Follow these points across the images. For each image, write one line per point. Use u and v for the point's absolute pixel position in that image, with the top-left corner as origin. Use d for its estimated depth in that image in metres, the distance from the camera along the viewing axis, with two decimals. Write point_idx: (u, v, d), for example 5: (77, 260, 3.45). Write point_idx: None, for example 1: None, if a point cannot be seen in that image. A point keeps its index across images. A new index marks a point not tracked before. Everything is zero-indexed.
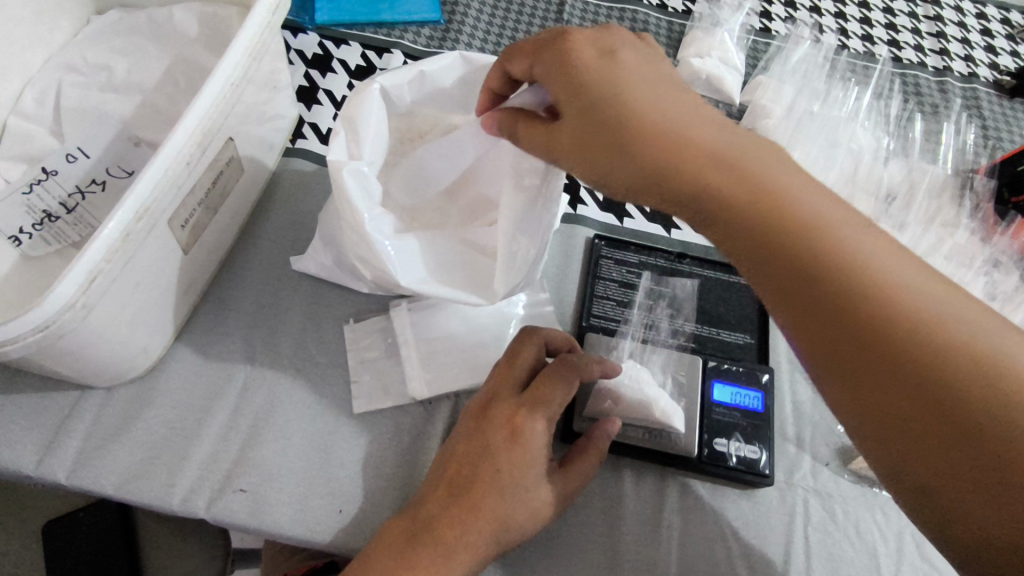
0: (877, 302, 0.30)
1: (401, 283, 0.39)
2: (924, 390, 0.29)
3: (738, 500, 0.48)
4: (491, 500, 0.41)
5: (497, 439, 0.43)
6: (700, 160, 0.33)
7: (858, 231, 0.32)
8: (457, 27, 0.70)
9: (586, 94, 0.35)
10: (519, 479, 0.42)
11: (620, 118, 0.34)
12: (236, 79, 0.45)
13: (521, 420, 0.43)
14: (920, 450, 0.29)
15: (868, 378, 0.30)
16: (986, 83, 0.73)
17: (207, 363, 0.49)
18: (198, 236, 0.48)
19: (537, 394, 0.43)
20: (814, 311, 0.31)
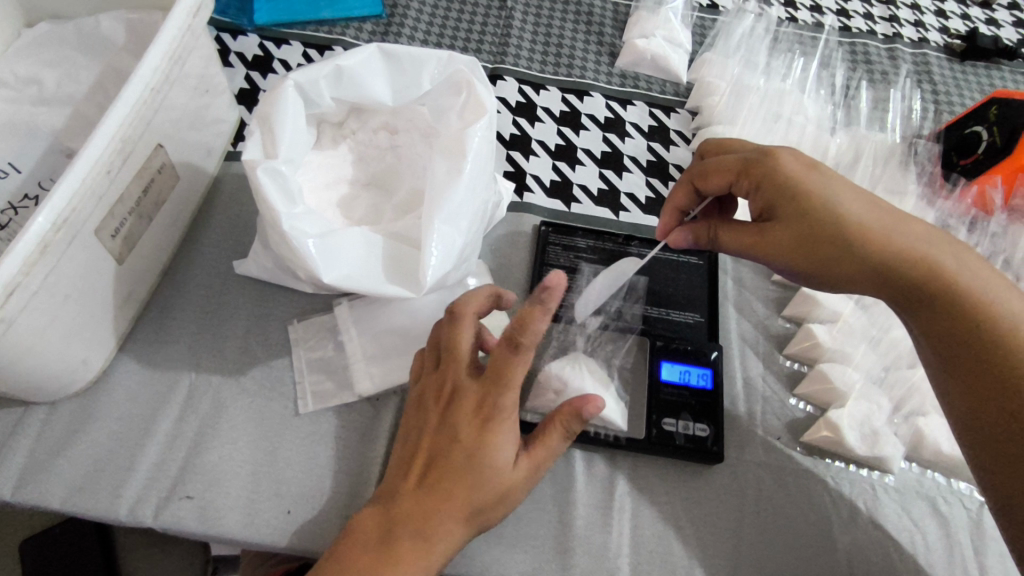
0: (969, 310, 0.39)
1: (324, 279, 0.38)
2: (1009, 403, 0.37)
3: (688, 478, 0.48)
4: (467, 488, 0.40)
5: (463, 427, 0.41)
6: (878, 236, 0.40)
7: (945, 253, 0.40)
8: (399, 20, 0.69)
9: (794, 197, 0.42)
10: (492, 464, 0.40)
11: (852, 227, 0.41)
12: (156, 84, 0.44)
13: (485, 404, 0.41)
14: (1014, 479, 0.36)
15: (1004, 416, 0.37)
16: (937, 48, 0.73)
17: (152, 372, 0.49)
18: (134, 245, 0.48)
19: (495, 372, 0.41)
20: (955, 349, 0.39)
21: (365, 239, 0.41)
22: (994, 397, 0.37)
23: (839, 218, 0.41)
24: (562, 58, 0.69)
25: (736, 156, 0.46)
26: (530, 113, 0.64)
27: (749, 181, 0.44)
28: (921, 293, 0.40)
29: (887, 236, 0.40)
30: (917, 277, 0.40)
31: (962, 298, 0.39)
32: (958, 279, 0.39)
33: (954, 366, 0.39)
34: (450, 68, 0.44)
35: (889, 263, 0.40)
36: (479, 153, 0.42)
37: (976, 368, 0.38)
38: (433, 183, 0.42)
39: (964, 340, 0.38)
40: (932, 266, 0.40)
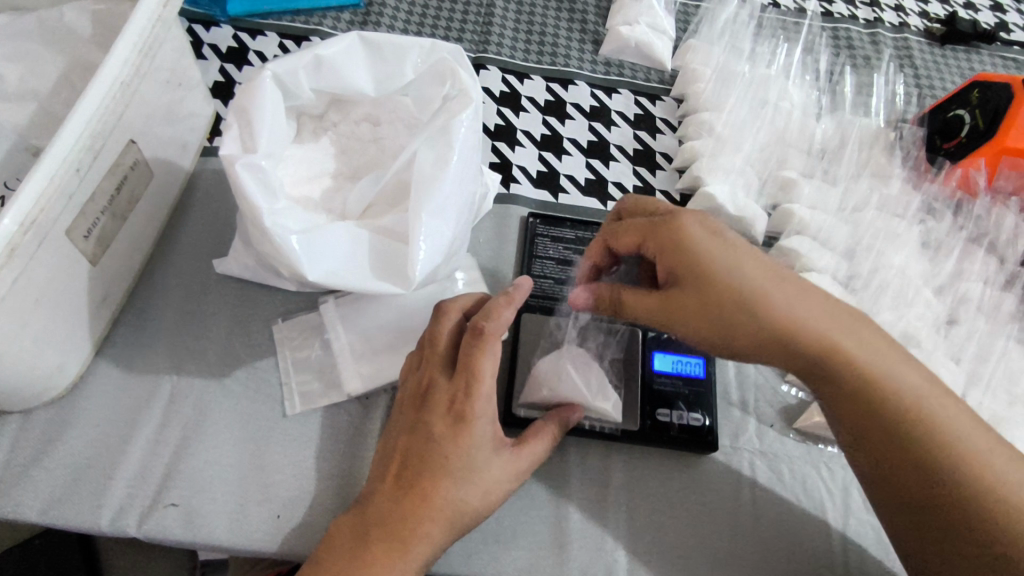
0: (947, 456, 0.37)
1: (310, 277, 0.37)
2: (914, 467, 0.37)
3: (683, 468, 0.48)
4: (443, 486, 0.39)
5: (436, 424, 0.40)
6: (771, 305, 0.39)
7: (847, 334, 0.39)
8: (378, 9, 0.67)
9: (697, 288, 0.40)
10: (466, 461, 0.40)
11: (749, 292, 0.39)
12: (126, 77, 0.43)
13: (460, 402, 0.41)
14: (910, 516, 0.38)
15: (917, 492, 0.37)
16: (917, 32, 0.73)
17: (131, 377, 0.48)
18: (108, 245, 0.46)
19: (466, 371, 0.41)
20: (870, 434, 0.39)
21: (351, 235, 0.40)
22: (912, 507, 0.38)
23: (733, 285, 0.39)
24: (545, 45, 0.68)
25: (637, 219, 0.44)
26: (515, 103, 0.63)
27: (654, 243, 0.42)
28: (829, 376, 0.39)
29: (788, 310, 0.39)
30: (833, 355, 0.38)
31: (915, 422, 0.38)
32: (913, 406, 0.38)
33: (860, 446, 0.40)
34: (434, 56, 0.43)
35: (816, 353, 0.38)
36: (465, 144, 0.41)
37: (900, 456, 0.38)
38: (418, 176, 0.40)
39: (898, 436, 0.38)
40: (870, 380, 0.38)
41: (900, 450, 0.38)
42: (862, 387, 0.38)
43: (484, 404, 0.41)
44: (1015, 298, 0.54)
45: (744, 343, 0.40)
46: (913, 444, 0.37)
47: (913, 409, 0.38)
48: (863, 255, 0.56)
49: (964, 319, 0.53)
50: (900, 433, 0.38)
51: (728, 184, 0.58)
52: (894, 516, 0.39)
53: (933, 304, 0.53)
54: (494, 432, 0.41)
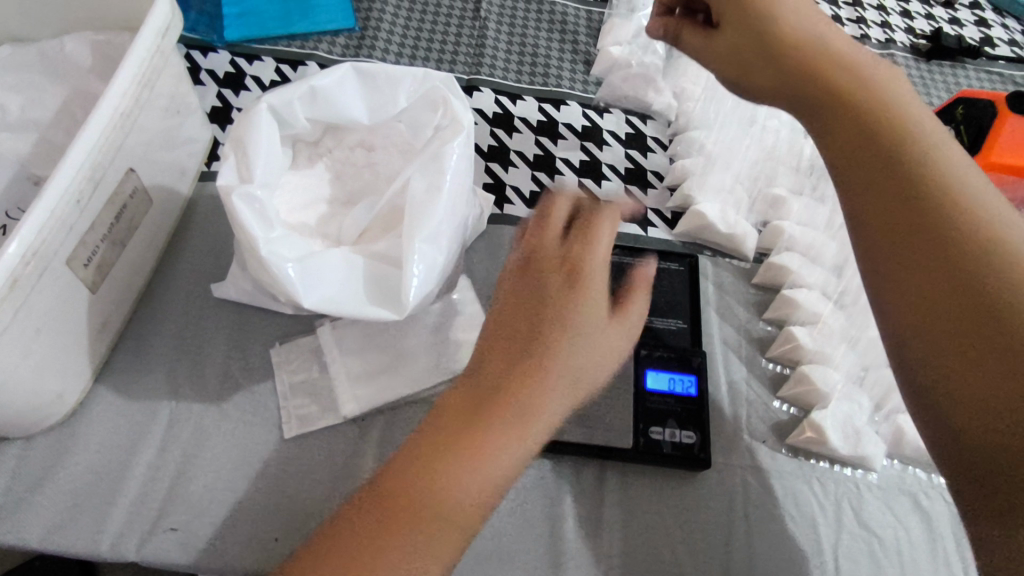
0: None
1: (305, 303, 0.38)
2: (929, 233, 0.31)
3: (677, 486, 0.49)
4: (452, 467, 0.32)
5: (552, 289, 0.37)
6: (865, 96, 0.36)
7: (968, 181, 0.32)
8: (372, 33, 0.69)
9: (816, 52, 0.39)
10: (490, 451, 0.32)
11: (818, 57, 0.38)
12: (125, 108, 0.44)
13: (502, 368, 0.34)
14: (917, 298, 0.30)
15: (921, 249, 0.31)
16: (903, 48, 0.74)
17: (130, 401, 0.48)
18: (108, 271, 0.47)
19: (544, 324, 0.36)
20: (897, 216, 0.32)
21: (345, 262, 0.41)
22: (940, 353, 0.29)
23: (821, 50, 0.38)
24: (537, 67, 0.69)
25: None
26: (508, 123, 0.64)
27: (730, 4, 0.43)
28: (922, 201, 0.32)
29: (892, 115, 0.35)
30: (920, 180, 0.32)
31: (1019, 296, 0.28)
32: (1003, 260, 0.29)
33: (867, 194, 0.33)
34: (427, 85, 0.44)
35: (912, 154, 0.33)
36: (460, 169, 0.42)
37: (934, 302, 0.30)
38: (411, 203, 0.41)
39: (922, 208, 0.32)
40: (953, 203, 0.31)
41: (926, 243, 0.31)
42: (950, 210, 0.31)
43: (598, 267, 0.38)
44: None
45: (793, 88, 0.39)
46: (957, 275, 0.30)
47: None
48: None
49: None
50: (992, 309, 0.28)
51: (718, 204, 0.59)
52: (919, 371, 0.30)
53: None
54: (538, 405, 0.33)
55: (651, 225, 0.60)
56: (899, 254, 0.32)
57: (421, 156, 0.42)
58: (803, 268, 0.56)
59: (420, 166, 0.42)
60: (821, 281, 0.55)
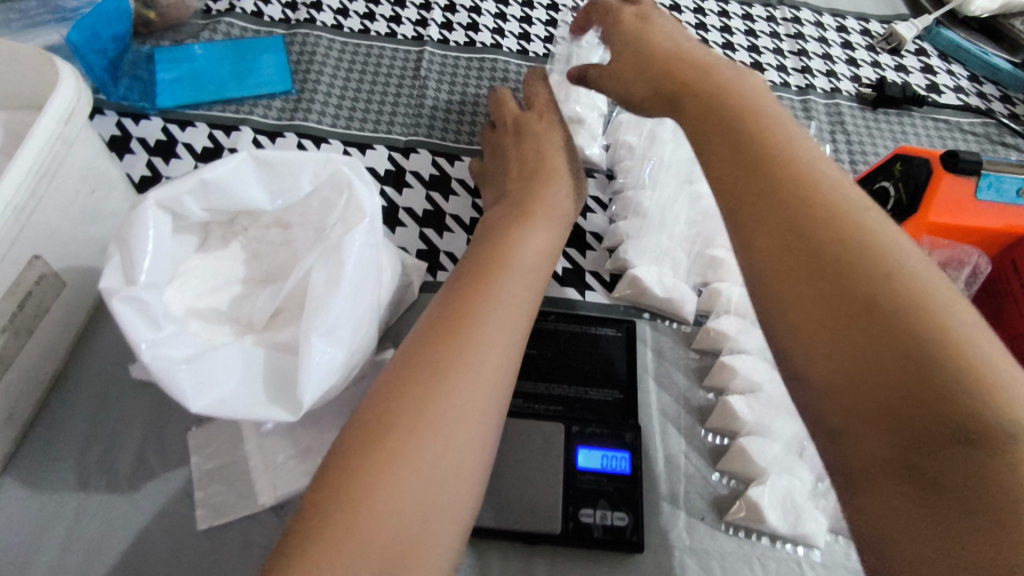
0: (954, 368, 0.27)
1: (192, 409, 0.36)
2: (869, 311, 0.30)
3: (610, 570, 0.47)
4: (393, 457, 0.35)
5: (443, 328, 0.41)
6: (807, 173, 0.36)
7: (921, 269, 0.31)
8: (309, 95, 0.68)
9: (713, 98, 0.42)
10: (429, 440, 0.36)
11: (755, 132, 0.39)
12: (20, 201, 0.42)
13: (425, 363, 0.39)
14: (851, 377, 0.30)
15: (862, 329, 0.30)
16: (848, 97, 0.74)
17: (36, 495, 0.46)
18: (10, 362, 0.45)
19: (457, 320, 0.41)
20: (828, 288, 0.31)
21: (240, 359, 0.39)
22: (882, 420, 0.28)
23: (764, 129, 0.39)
24: (476, 126, 0.69)
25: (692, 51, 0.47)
26: (444, 187, 0.64)
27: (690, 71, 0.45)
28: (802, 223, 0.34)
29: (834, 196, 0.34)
30: (864, 246, 0.32)
31: (910, 309, 0.29)
32: (890, 269, 0.30)
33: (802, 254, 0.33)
34: (331, 169, 0.42)
35: (801, 182, 0.35)
36: (361, 257, 0.40)
37: (878, 383, 0.29)
38: (311, 295, 0.39)
39: (850, 285, 0.31)
40: (841, 221, 0.33)
41: (866, 322, 0.30)
42: (834, 229, 0.33)
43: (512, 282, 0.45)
44: None
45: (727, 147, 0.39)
46: (903, 351, 0.28)
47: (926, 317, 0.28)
48: None
49: None
50: (884, 331, 0.29)
51: (655, 268, 0.57)
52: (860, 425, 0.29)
53: None
54: (468, 389, 0.39)
55: (589, 289, 0.59)
56: (834, 322, 0.31)
57: (321, 245, 0.41)
58: (740, 334, 0.54)
59: (320, 257, 0.40)
60: (761, 346, 0.54)
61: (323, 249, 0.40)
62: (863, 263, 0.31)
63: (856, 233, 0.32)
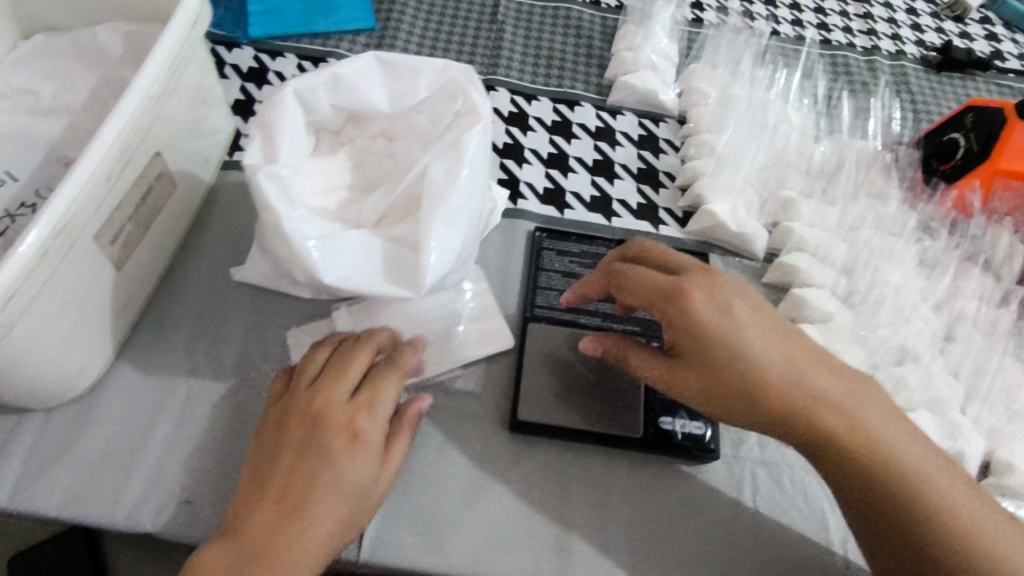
0: (934, 517, 0.38)
1: (326, 280, 0.39)
2: (903, 527, 0.38)
3: (686, 476, 0.49)
4: (268, 521, 0.36)
5: (298, 410, 0.39)
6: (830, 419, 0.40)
7: (884, 425, 0.40)
8: (392, 33, 0.71)
9: (687, 333, 0.40)
10: (320, 502, 0.36)
11: (746, 376, 0.40)
12: (155, 93, 0.45)
13: (280, 476, 0.37)
14: (872, 509, 0.40)
15: (898, 531, 0.38)
16: (913, 60, 0.75)
17: (149, 379, 0.49)
18: (132, 251, 0.48)
19: (314, 407, 0.39)
20: (870, 499, 0.39)
21: (363, 245, 0.42)
22: (901, 534, 0.38)
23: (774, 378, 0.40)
24: (553, 69, 0.70)
25: (653, 277, 0.42)
26: (523, 122, 0.66)
27: (661, 311, 0.41)
28: (787, 430, 0.40)
29: (848, 426, 0.40)
30: (855, 461, 0.39)
31: (879, 475, 0.39)
32: (869, 450, 0.39)
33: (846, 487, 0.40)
34: (447, 75, 0.46)
35: (781, 417, 0.40)
36: (476, 159, 0.43)
37: (885, 516, 0.39)
38: (430, 187, 0.42)
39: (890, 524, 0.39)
40: (843, 444, 0.40)
41: (888, 526, 0.39)
42: (850, 458, 0.40)
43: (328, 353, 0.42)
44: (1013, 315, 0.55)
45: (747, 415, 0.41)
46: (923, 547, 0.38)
47: (880, 457, 0.39)
48: (861, 270, 0.57)
49: (961, 335, 0.55)
50: (879, 490, 0.39)
51: (729, 203, 0.59)
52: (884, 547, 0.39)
53: (931, 320, 0.55)
54: (341, 471, 0.37)
55: (662, 224, 0.61)
56: (873, 531, 0.40)
57: (439, 144, 0.43)
58: (813, 268, 0.56)
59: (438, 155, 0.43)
60: (830, 281, 0.56)
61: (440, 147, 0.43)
62: (876, 491, 0.39)
63: (870, 478, 0.39)
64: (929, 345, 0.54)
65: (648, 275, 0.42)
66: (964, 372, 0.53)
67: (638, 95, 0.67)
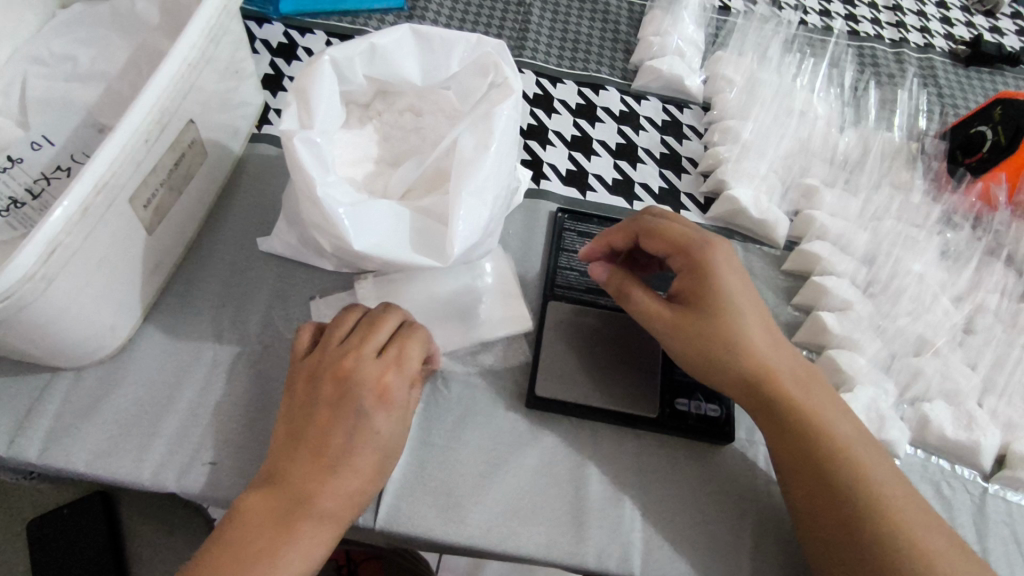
0: (887, 525, 0.41)
1: (356, 247, 0.40)
2: (852, 518, 0.41)
3: (700, 457, 0.50)
4: (305, 480, 0.39)
5: (325, 376, 0.42)
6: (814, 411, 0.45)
7: (858, 444, 0.44)
8: (420, 13, 0.71)
9: (706, 282, 0.46)
10: (354, 457, 0.40)
11: (742, 345, 0.45)
12: (193, 60, 0.46)
13: (318, 434, 0.40)
14: (822, 502, 0.42)
15: (840, 525, 0.41)
16: (942, 53, 0.75)
17: (176, 343, 0.50)
18: (163, 217, 0.49)
19: (349, 366, 0.41)
20: (820, 494, 0.42)
21: (393, 214, 0.43)
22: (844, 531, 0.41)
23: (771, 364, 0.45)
24: (578, 53, 0.70)
25: (682, 228, 0.48)
26: (548, 104, 0.66)
27: (685, 259, 0.47)
28: (767, 401, 0.45)
29: (832, 427, 0.44)
30: (830, 459, 0.43)
31: (845, 471, 0.43)
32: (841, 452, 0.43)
33: (802, 477, 0.43)
34: (481, 50, 0.46)
35: (764, 379, 0.45)
36: (506, 130, 0.43)
37: (833, 510, 0.42)
38: (460, 158, 0.42)
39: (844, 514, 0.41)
40: (819, 431, 0.44)
41: (840, 521, 0.41)
42: (828, 453, 0.43)
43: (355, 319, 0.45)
44: None
45: (731, 376, 0.45)
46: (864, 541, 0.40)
47: (844, 455, 0.43)
48: (881, 260, 0.57)
49: (981, 327, 0.55)
50: (831, 490, 0.42)
51: (751, 190, 0.59)
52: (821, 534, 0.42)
53: (952, 312, 0.55)
54: (375, 428, 0.41)
55: (684, 209, 0.61)
56: (817, 520, 0.42)
57: (472, 116, 0.44)
58: (833, 256, 0.56)
59: (471, 128, 0.43)
60: (851, 271, 0.56)
61: (472, 119, 0.43)
62: (844, 485, 0.42)
63: (841, 472, 0.42)
64: (948, 336, 0.54)
65: (674, 228, 0.48)
66: (982, 364, 0.53)
67: (664, 80, 0.67)
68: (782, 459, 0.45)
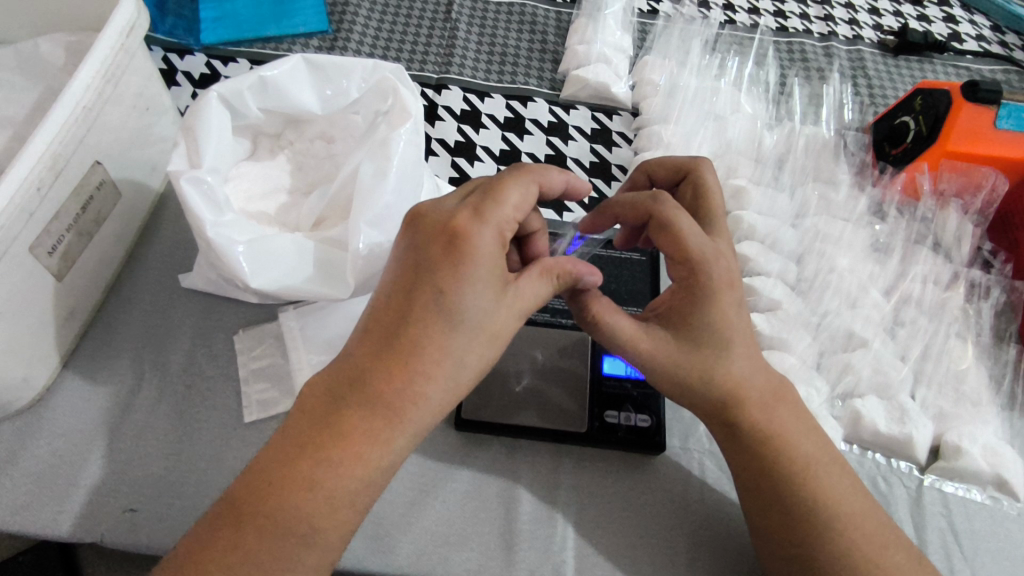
0: (838, 535, 0.40)
1: (254, 285, 0.40)
2: (796, 530, 0.40)
3: (633, 470, 0.49)
4: (404, 377, 0.35)
5: (437, 254, 0.36)
6: (780, 434, 0.42)
7: (820, 462, 0.42)
8: (345, 35, 0.71)
9: (702, 308, 0.40)
10: (432, 383, 0.35)
11: (714, 374, 0.41)
12: (87, 103, 0.45)
13: (413, 330, 0.35)
14: (773, 515, 0.41)
15: (787, 535, 0.41)
16: (871, 44, 0.75)
17: (97, 388, 0.49)
18: (73, 262, 0.48)
19: (462, 250, 0.36)
20: (771, 505, 0.41)
21: (295, 245, 0.43)
22: (786, 541, 0.41)
23: (740, 388, 0.42)
24: (506, 65, 0.70)
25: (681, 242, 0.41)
26: (475, 120, 0.65)
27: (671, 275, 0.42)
28: (734, 422, 0.42)
29: (796, 449, 0.42)
30: (790, 475, 0.41)
31: (807, 489, 0.41)
32: (800, 469, 0.42)
33: (756, 487, 0.42)
34: (377, 74, 0.47)
35: (739, 400, 0.42)
36: (404, 156, 0.44)
37: (781, 521, 0.41)
38: (360, 187, 0.43)
39: (794, 526, 0.41)
40: (789, 455, 0.42)
41: (785, 532, 0.41)
42: (791, 471, 0.41)
43: (522, 196, 0.39)
44: (960, 297, 0.56)
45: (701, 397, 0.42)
46: (812, 551, 0.40)
47: (804, 473, 0.42)
48: (808, 257, 0.57)
49: (908, 319, 0.55)
50: (793, 503, 0.41)
51: None
52: (768, 539, 0.42)
53: (881, 303, 0.55)
54: (475, 345, 0.36)
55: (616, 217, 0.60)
56: (765, 526, 0.42)
57: (373, 146, 0.45)
58: (762, 256, 0.55)
59: (374, 156, 0.44)
60: (779, 270, 0.56)
61: (371, 150, 0.45)
62: (799, 500, 0.41)
63: (801, 487, 0.41)
64: (878, 329, 0.54)
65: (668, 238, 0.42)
66: (911, 355, 0.54)
67: (591, 89, 0.67)
68: (742, 471, 0.43)
